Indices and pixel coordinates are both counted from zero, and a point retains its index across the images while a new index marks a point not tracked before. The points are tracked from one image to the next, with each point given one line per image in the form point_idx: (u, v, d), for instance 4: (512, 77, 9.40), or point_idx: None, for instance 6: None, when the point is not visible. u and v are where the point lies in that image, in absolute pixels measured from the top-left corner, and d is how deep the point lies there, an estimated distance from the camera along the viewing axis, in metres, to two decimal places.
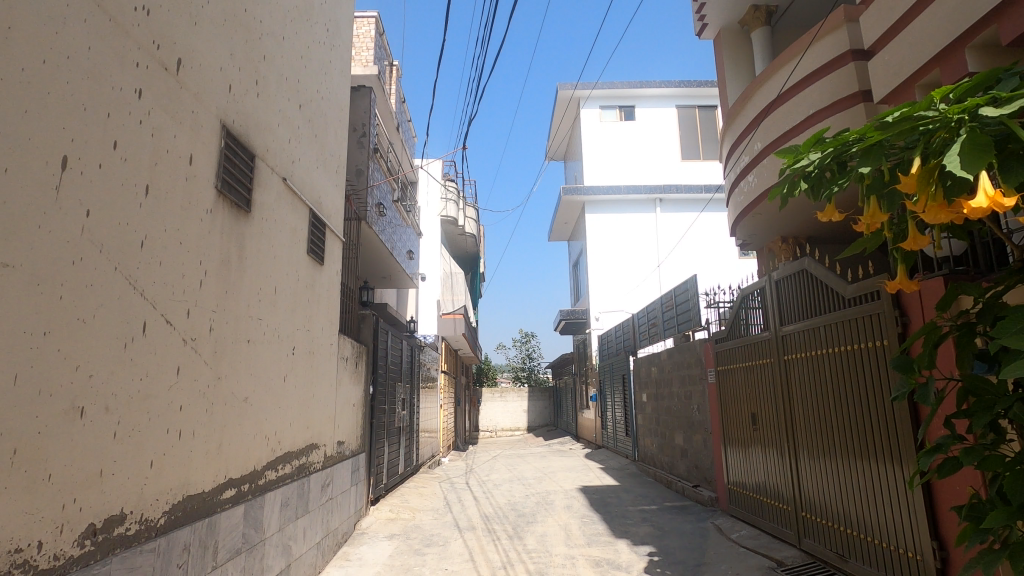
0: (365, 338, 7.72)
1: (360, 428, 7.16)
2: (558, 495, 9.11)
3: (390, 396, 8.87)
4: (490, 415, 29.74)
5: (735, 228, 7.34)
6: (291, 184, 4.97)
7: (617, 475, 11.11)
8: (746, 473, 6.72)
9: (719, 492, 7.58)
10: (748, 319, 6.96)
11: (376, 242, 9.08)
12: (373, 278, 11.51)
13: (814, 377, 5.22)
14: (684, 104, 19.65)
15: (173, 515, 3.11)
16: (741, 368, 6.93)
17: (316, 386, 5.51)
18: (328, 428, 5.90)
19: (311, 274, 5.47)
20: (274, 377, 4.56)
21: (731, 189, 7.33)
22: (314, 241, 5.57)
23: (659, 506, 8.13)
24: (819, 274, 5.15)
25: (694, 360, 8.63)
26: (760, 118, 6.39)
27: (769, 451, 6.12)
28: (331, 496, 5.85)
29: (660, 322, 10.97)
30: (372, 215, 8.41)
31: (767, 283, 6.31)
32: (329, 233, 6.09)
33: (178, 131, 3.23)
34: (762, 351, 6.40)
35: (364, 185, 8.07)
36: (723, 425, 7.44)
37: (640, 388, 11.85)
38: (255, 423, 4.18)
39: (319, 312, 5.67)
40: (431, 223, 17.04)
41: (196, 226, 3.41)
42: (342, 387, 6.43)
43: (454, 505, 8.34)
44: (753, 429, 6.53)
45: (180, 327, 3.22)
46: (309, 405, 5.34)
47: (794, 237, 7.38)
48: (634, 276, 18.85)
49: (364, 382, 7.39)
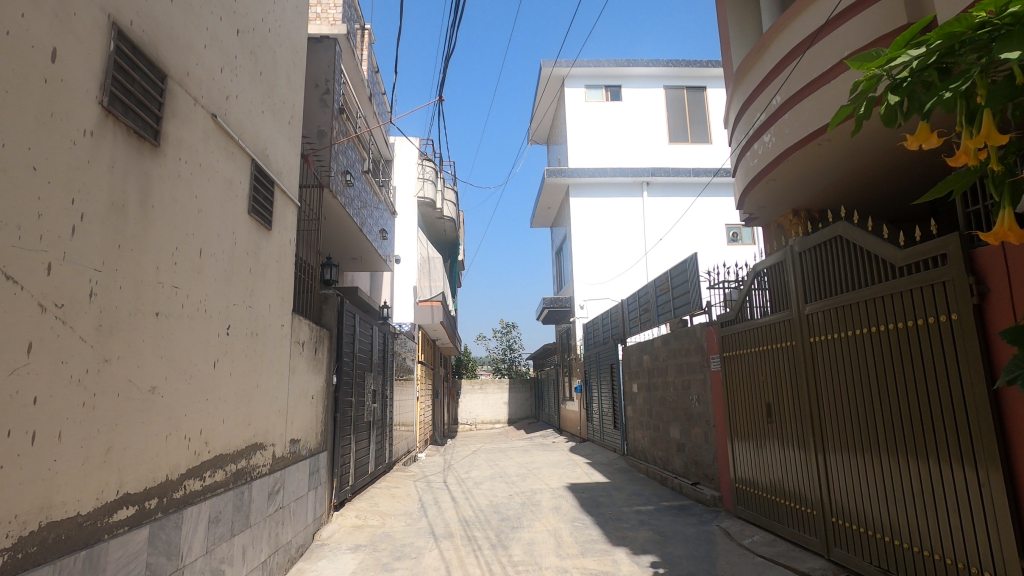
0: (328, 321, 6.78)
1: (320, 424, 6.24)
2: (545, 495, 8.30)
3: (358, 387, 7.93)
4: (470, 408, 28.87)
5: (746, 197, 6.61)
6: (224, 124, 3.99)
7: (606, 470, 10.37)
8: (757, 470, 6.04)
9: (724, 489, 6.89)
10: (760, 298, 6.24)
11: (343, 216, 8.11)
12: (342, 259, 10.50)
13: (846, 361, 4.52)
14: (673, 84, 18.97)
15: (20, 554, 2.19)
16: (753, 354, 6.20)
17: (259, 375, 4.57)
18: (278, 425, 4.97)
19: (253, 240, 4.50)
20: (199, 363, 3.63)
21: (741, 154, 6.56)
22: (259, 201, 4.61)
23: (656, 506, 7.39)
24: (858, 241, 4.38)
25: (694, 346, 7.86)
26: (784, 67, 5.57)
27: (786, 447, 5.43)
28: (280, 506, 4.93)
29: (653, 306, 10.20)
30: (337, 183, 7.43)
31: (786, 259, 5.55)
32: (280, 193, 5.14)
33: (30, 10, 2.28)
34: (778, 335, 5.68)
35: (328, 149, 7.09)
36: (729, 417, 6.72)
37: (631, 378, 11.12)
38: (168, 421, 3.26)
39: (265, 286, 4.73)
40: (406, 204, 16.02)
41: (65, 151, 2.48)
42: (296, 376, 5.49)
43: (429, 508, 7.48)
44: (766, 421, 5.83)
45: (35, 287, 2.30)
46: (251, 397, 4.40)
47: (806, 210, 6.75)
48: (621, 262, 18.13)
49: (325, 370, 6.46)
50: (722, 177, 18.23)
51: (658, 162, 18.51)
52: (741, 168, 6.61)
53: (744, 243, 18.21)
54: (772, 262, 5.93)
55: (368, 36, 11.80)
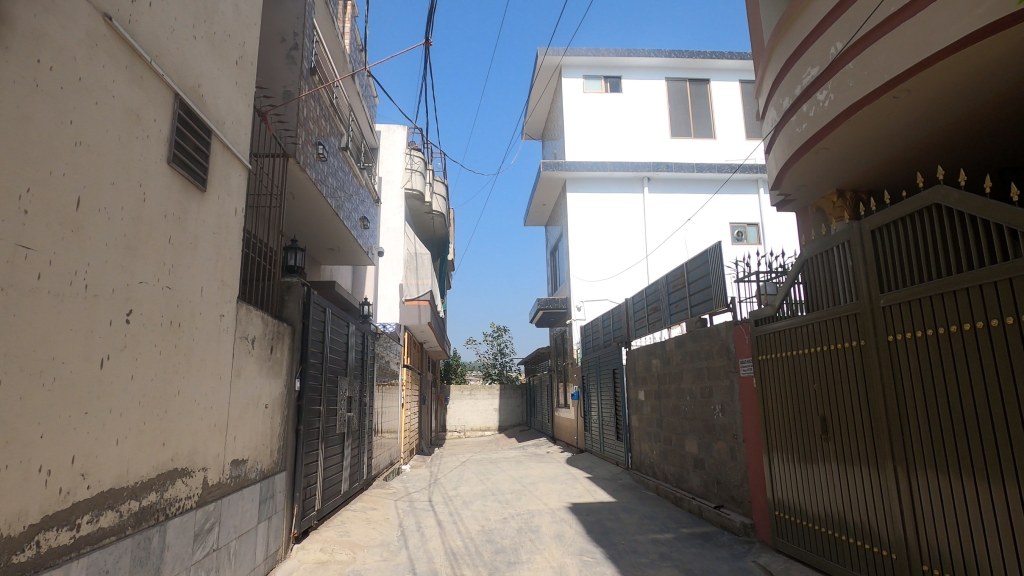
0: (291, 314, 5.69)
1: (276, 439, 5.12)
2: (545, 519, 7.21)
3: (329, 395, 6.80)
4: (459, 414, 27.64)
5: (789, 171, 5.64)
6: (129, 33, 2.94)
7: (610, 487, 9.31)
8: (804, 496, 5.03)
9: (757, 516, 5.88)
10: (806, 290, 5.26)
11: (315, 196, 7.05)
12: (317, 249, 9.40)
13: (949, 362, 3.55)
14: (674, 76, 18.12)
15: None
16: (797, 357, 5.21)
17: (182, 378, 3.46)
18: (212, 444, 3.86)
19: (177, 200, 3.43)
20: (74, 360, 2.54)
21: (781, 121, 5.59)
22: (188, 151, 3.55)
23: (676, 534, 6.35)
24: (969, 208, 3.43)
25: (717, 348, 6.87)
26: (842, 10, 4.60)
27: (847, 470, 4.44)
28: (212, 549, 3.81)
29: (664, 304, 9.19)
30: (306, 155, 6.36)
31: (848, 240, 4.58)
32: (223, 149, 4.08)
33: None
34: (833, 332, 4.69)
35: (295, 113, 6.05)
36: (765, 432, 5.70)
37: (637, 385, 10.09)
38: (5, 447, 2.16)
39: (194, 264, 3.65)
40: (393, 195, 14.75)
41: None
42: (243, 380, 4.39)
43: (410, 537, 6.36)
44: (815, 437, 4.84)
45: None
46: (167, 408, 3.30)
47: (853, 189, 5.91)
48: (621, 261, 17.13)
49: (284, 374, 5.34)
50: (739, 175, 17.40)
51: (659, 156, 17.57)
52: (781, 138, 5.63)
53: (749, 243, 17.19)
54: (825, 247, 4.96)
55: (351, 8, 10.75)
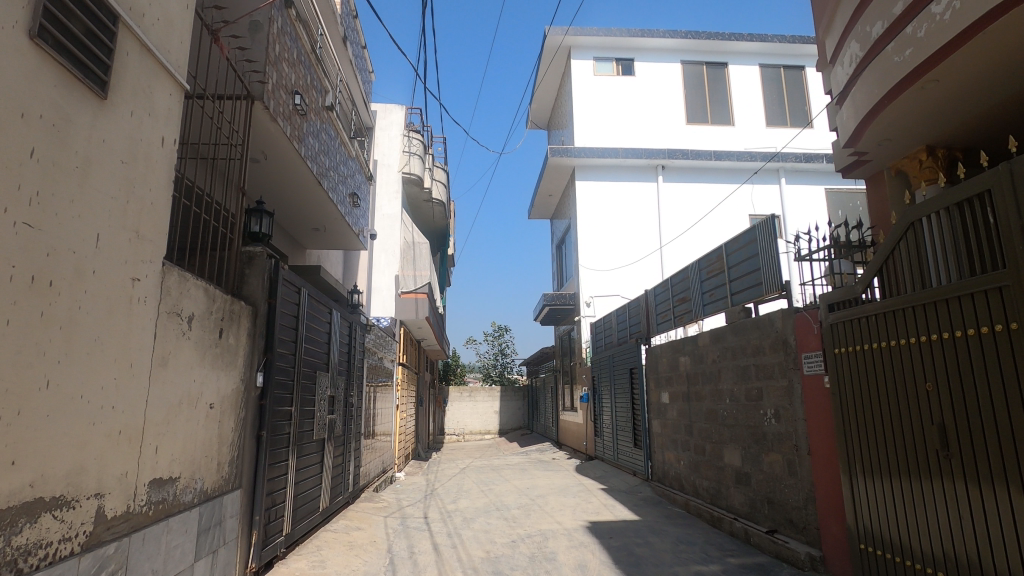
0: (252, 292, 4.55)
1: (227, 448, 4.00)
2: (561, 543, 6.07)
3: (305, 394, 5.67)
4: (458, 416, 26.46)
5: (877, 120, 4.51)
6: None
7: (630, 502, 8.18)
8: (904, 529, 3.88)
9: (830, 548, 4.73)
10: (903, 263, 4.04)
11: (293, 158, 5.93)
12: (300, 229, 8.30)
13: None
14: (690, 59, 17.08)
15: None
16: (890, 350, 4.05)
17: (59, 364, 2.35)
18: (116, 460, 2.74)
19: (53, 100, 2.34)
20: None
21: (868, 56, 4.47)
22: (76, 33, 2.46)
23: (723, 566, 5.22)
24: None
25: (770, 342, 5.76)
26: None
27: (980, 499, 3.29)
28: None
29: (695, 293, 8.08)
30: (279, 101, 5.21)
31: (975, 195, 3.46)
32: (143, 51, 2.98)
33: None
34: (952, 314, 3.53)
35: (263, 48, 4.93)
36: (844, 445, 4.54)
37: (660, 386, 8.97)
38: None
39: (87, 200, 2.54)
40: (389, 179, 13.62)
41: None
42: (173, 370, 3.27)
43: (400, 567, 5.23)
44: (926, 452, 3.69)
45: None
46: (25, 408, 2.18)
47: (947, 146, 4.78)
48: (633, 254, 16.04)
49: (239, 367, 4.21)
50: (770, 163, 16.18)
51: (675, 143, 16.47)
52: (864, 78, 4.51)
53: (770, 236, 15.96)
54: (933, 208, 3.79)
55: None
